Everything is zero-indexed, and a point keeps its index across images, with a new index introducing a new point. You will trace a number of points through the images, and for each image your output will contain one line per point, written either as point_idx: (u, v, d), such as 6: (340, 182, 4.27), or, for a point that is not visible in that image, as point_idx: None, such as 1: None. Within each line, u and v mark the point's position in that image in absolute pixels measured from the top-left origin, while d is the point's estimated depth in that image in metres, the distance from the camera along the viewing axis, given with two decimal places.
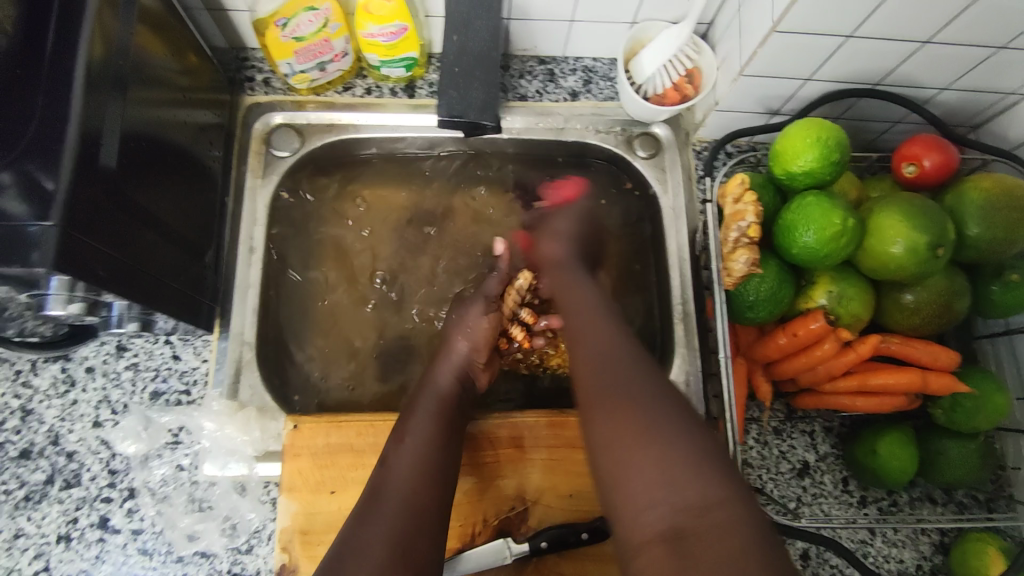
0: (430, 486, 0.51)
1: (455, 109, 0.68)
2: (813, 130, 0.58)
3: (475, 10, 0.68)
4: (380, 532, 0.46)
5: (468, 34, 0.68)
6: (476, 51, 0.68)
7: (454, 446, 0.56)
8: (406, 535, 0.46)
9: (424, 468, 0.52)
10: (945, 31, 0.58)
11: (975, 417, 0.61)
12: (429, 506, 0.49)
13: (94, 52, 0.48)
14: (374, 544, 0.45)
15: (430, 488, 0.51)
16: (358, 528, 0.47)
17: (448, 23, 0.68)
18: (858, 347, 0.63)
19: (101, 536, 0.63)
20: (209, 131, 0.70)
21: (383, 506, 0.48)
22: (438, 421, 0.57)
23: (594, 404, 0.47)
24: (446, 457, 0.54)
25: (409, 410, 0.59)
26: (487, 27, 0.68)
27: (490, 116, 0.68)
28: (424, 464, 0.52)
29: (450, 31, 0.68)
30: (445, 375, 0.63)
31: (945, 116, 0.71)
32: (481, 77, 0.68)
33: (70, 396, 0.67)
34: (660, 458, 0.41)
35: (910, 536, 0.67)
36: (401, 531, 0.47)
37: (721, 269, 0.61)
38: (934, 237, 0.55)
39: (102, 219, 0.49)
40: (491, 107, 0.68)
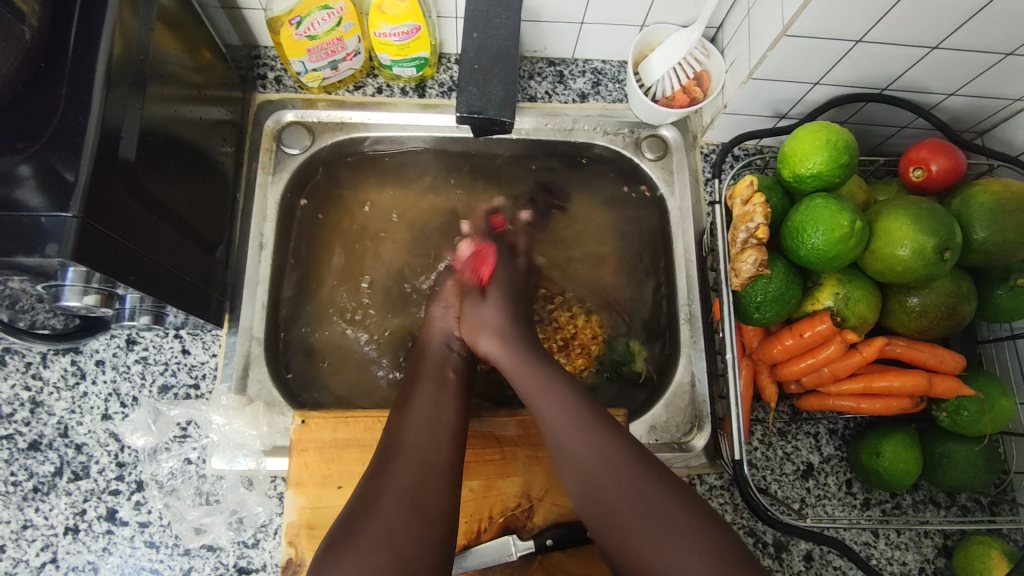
0: (443, 439, 0.54)
1: (475, 106, 0.67)
2: (822, 133, 0.59)
3: (494, 8, 0.68)
4: (397, 484, 0.49)
5: (488, 32, 0.68)
6: (496, 49, 0.68)
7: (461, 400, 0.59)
8: (419, 484, 0.50)
9: (434, 424, 0.55)
10: (954, 37, 0.58)
11: (979, 421, 0.62)
12: (440, 459, 0.52)
13: (115, 47, 0.48)
14: (390, 494, 0.49)
15: (443, 442, 0.53)
16: (373, 480, 0.50)
17: (468, 22, 0.68)
18: (863, 349, 0.63)
19: (108, 528, 0.63)
20: (221, 128, 0.71)
21: (395, 461, 0.51)
22: (445, 388, 0.59)
23: (591, 503, 0.49)
24: (458, 414, 0.57)
25: (415, 375, 0.61)
26: (507, 26, 0.68)
27: (509, 112, 0.67)
28: (435, 420, 0.55)
29: (470, 29, 0.69)
30: (434, 341, 0.66)
31: (951, 122, 0.71)
32: (500, 75, 0.68)
33: (80, 388, 0.67)
34: (670, 545, 0.44)
35: (913, 539, 0.67)
36: (415, 481, 0.50)
37: (729, 269, 0.62)
38: (941, 240, 0.56)
39: (119, 212, 0.49)
40: (510, 104, 0.68)
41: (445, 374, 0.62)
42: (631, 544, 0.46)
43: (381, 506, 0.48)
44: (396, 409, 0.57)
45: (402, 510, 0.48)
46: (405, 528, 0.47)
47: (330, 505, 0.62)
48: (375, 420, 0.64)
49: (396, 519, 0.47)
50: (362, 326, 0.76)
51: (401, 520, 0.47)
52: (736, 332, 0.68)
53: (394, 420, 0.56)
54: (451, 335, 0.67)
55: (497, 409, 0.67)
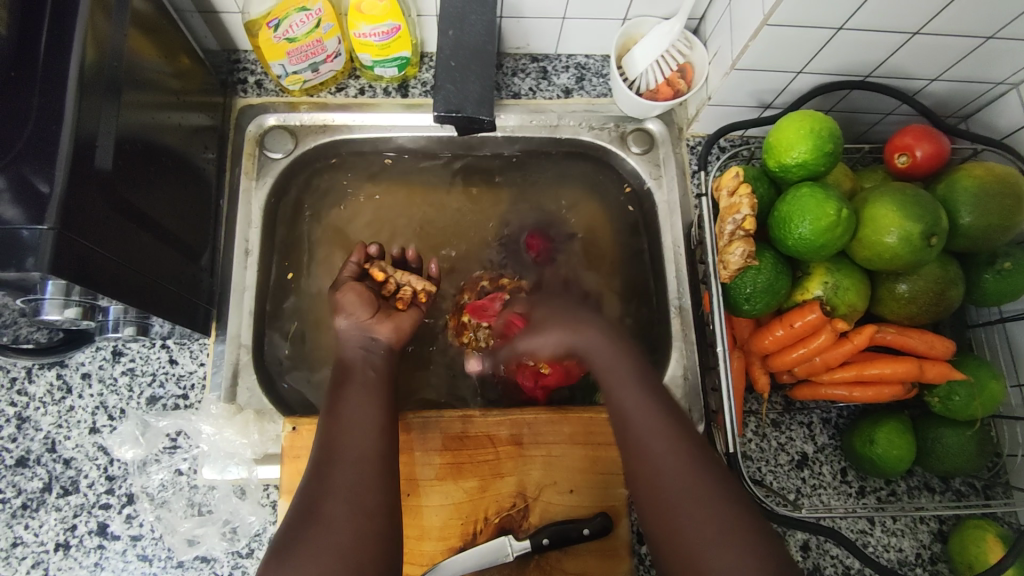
0: (373, 436, 0.55)
1: (452, 104, 0.66)
2: (806, 122, 0.58)
3: (471, 4, 0.67)
4: (338, 487, 0.50)
5: (464, 28, 0.66)
6: (473, 46, 0.66)
7: (387, 398, 0.60)
8: (359, 485, 0.51)
9: (363, 422, 0.56)
10: (935, 21, 0.58)
11: (970, 405, 0.62)
12: (375, 454, 0.53)
13: (88, 54, 0.48)
14: (331, 500, 0.49)
15: (374, 438, 0.55)
16: (312, 489, 0.50)
17: (443, 19, 0.66)
18: (853, 337, 0.63)
19: (100, 543, 0.63)
20: (202, 134, 0.70)
21: (335, 466, 0.52)
22: (369, 389, 0.60)
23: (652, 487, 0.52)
24: (385, 408, 0.58)
25: (340, 378, 0.61)
26: (482, 21, 0.67)
27: (488, 109, 0.67)
28: (361, 417, 0.56)
29: (446, 26, 0.67)
30: (350, 345, 0.65)
31: (935, 107, 0.71)
32: (475, 77, 0.67)
33: (66, 402, 0.66)
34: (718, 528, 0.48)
35: (909, 525, 0.67)
36: (353, 480, 0.51)
37: (717, 262, 0.61)
38: (927, 226, 0.56)
39: (99, 220, 0.48)
40: (487, 102, 0.67)
41: (369, 373, 0.62)
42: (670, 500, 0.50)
43: (324, 512, 0.48)
44: (325, 417, 0.57)
45: (346, 514, 0.48)
46: (348, 531, 0.48)
47: None
48: None
49: (340, 522, 0.48)
50: None
51: (347, 522, 0.48)
52: (727, 325, 0.67)
53: (323, 428, 0.56)
54: (367, 338, 0.65)
55: (489, 410, 0.67)
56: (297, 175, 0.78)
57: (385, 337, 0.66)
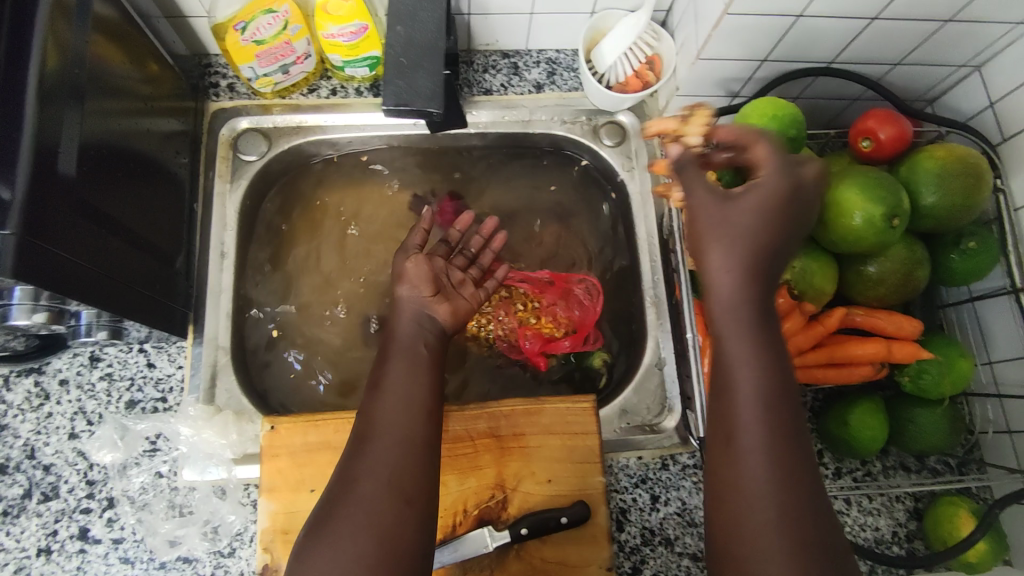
0: (419, 420, 0.53)
1: (403, 98, 0.64)
2: (768, 108, 0.59)
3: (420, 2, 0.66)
4: (373, 467, 0.50)
5: (413, 24, 0.65)
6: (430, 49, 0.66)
7: (435, 377, 0.56)
8: (395, 466, 0.50)
9: (408, 401, 0.53)
10: (892, 7, 0.59)
11: (940, 384, 0.62)
12: (416, 438, 0.51)
13: (48, 62, 0.48)
14: (367, 479, 0.49)
15: (418, 421, 0.52)
16: (351, 467, 0.50)
17: (392, 15, 0.66)
18: (824, 320, 0.65)
19: (81, 547, 0.63)
20: (173, 139, 0.70)
21: (370, 445, 0.51)
22: (414, 365, 0.56)
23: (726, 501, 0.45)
24: (432, 389, 0.55)
25: (384, 353, 0.58)
26: (434, 18, 0.66)
27: (439, 103, 0.64)
28: (406, 397, 0.54)
29: (394, 22, 0.66)
30: (405, 319, 0.61)
31: (900, 92, 0.72)
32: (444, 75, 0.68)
33: (44, 409, 0.66)
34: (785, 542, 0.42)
35: (885, 504, 0.68)
36: (395, 465, 0.50)
37: (685, 250, 0.62)
38: (889, 208, 0.56)
39: (65, 227, 0.49)
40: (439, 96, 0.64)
41: (419, 350, 0.58)
42: (728, 504, 0.44)
43: (359, 492, 0.49)
44: (368, 393, 0.55)
45: (384, 498, 0.48)
46: (385, 513, 0.48)
47: (304, 508, 0.62)
48: (345, 421, 0.64)
49: (373, 502, 0.48)
50: (329, 329, 0.76)
51: (385, 505, 0.48)
52: (699, 312, 0.68)
53: (366, 403, 0.54)
54: (424, 315, 0.61)
55: (466, 404, 0.67)
56: (272, 177, 0.78)
57: (442, 318, 0.62)
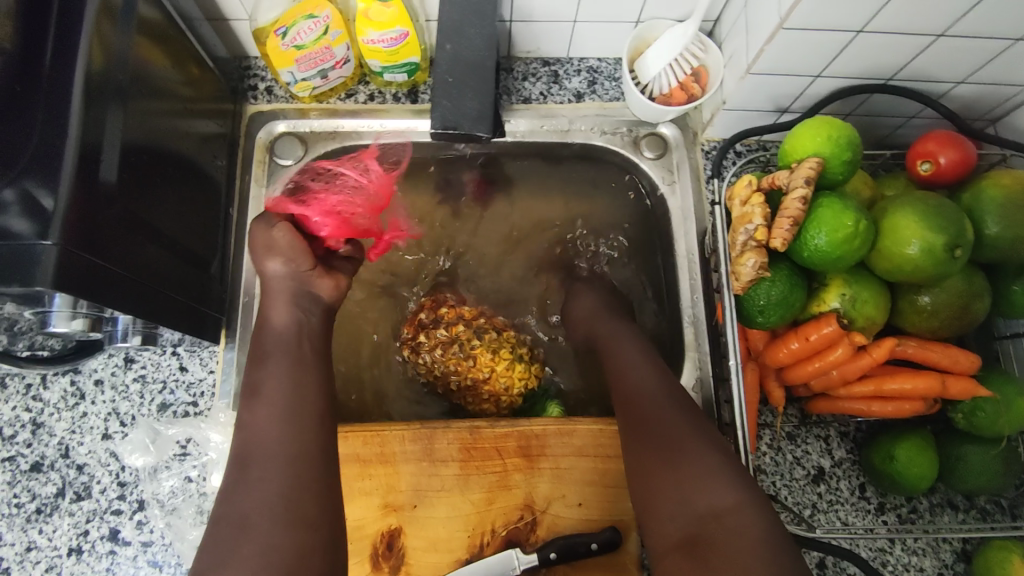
0: (308, 427, 0.49)
1: (449, 120, 0.62)
2: (822, 129, 0.56)
3: (467, 18, 0.65)
4: (264, 494, 0.45)
5: (461, 42, 0.64)
6: (469, 60, 0.64)
7: (325, 378, 0.54)
8: (286, 490, 0.45)
9: (296, 408, 0.50)
10: (961, 23, 0.56)
11: (996, 423, 0.59)
12: (307, 452, 0.48)
13: (93, 65, 0.48)
14: (259, 511, 0.44)
15: (308, 431, 0.49)
16: (236, 496, 0.45)
17: (442, 32, 0.65)
18: (873, 350, 0.61)
19: (112, 548, 0.63)
20: (212, 142, 0.70)
21: (255, 467, 0.47)
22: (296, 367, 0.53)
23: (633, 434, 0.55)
24: (325, 390, 0.53)
25: (261, 353, 0.54)
26: (481, 35, 0.65)
27: (487, 125, 0.63)
28: (291, 409, 0.50)
29: (444, 41, 0.65)
30: (274, 296, 0.58)
31: (961, 110, 0.69)
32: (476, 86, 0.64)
33: (79, 408, 0.67)
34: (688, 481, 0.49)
35: (931, 544, 0.65)
36: (285, 488, 0.46)
37: (729, 273, 0.59)
38: (950, 238, 0.53)
39: (104, 235, 0.48)
40: (488, 117, 0.63)
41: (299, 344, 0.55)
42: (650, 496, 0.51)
43: (253, 525, 0.44)
44: (245, 400, 0.51)
45: (274, 523, 0.44)
46: (285, 544, 0.43)
47: None
48: (374, 434, 0.64)
49: (271, 536, 0.43)
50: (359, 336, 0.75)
51: (280, 535, 0.43)
52: (740, 335, 0.66)
53: (244, 415, 0.50)
54: (302, 294, 0.58)
55: (496, 421, 0.66)
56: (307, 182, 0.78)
57: (330, 294, 0.60)
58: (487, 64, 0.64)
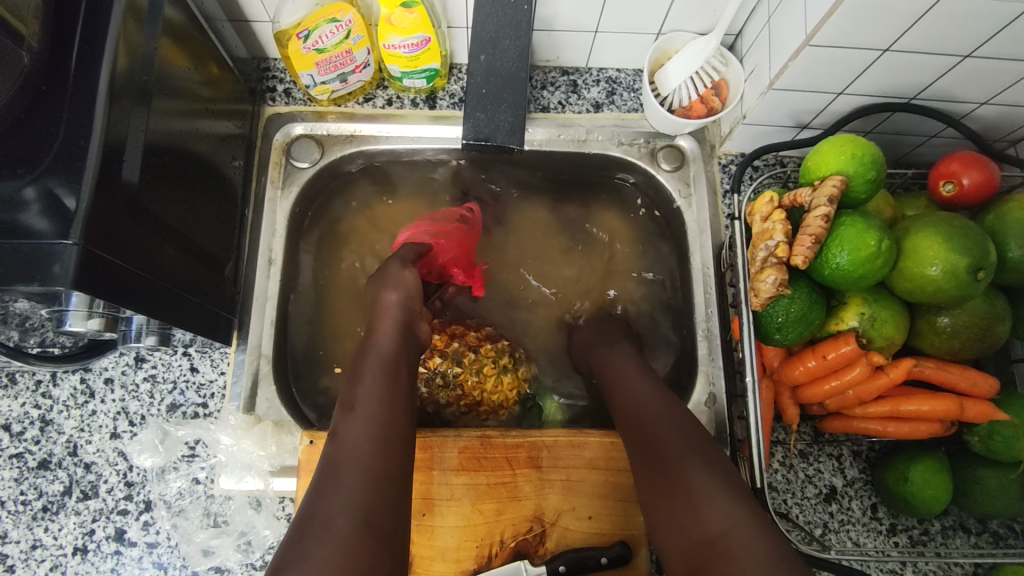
0: (396, 449, 0.48)
1: (482, 133, 0.69)
2: (847, 147, 0.56)
3: (503, 29, 0.67)
4: (348, 502, 0.43)
5: (496, 53, 0.67)
6: (502, 71, 0.67)
7: (411, 404, 0.53)
8: (371, 501, 0.44)
9: (385, 428, 0.49)
10: (988, 45, 0.55)
11: (1013, 447, 0.59)
12: (391, 471, 0.47)
13: (118, 65, 0.47)
14: (340, 517, 0.42)
15: (394, 450, 0.48)
16: (317, 500, 0.43)
17: (476, 43, 0.67)
18: (890, 371, 0.61)
19: (117, 549, 0.63)
20: (229, 143, 0.70)
21: (342, 473, 0.45)
22: (391, 381, 0.53)
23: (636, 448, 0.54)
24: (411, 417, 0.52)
25: (359, 368, 0.54)
26: (515, 46, 0.67)
27: (517, 139, 0.68)
28: (379, 423, 0.49)
29: (478, 50, 0.67)
30: (387, 320, 0.59)
31: (983, 131, 0.68)
32: (508, 98, 0.68)
33: (89, 406, 0.67)
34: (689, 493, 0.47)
35: (942, 567, 0.64)
36: (369, 499, 0.44)
37: (748, 289, 0.58)
38: (974, 260, 0.53)
39: (124, 235, 0.48)
40: (518, 131, 0.69)
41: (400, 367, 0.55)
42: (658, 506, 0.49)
43: (336, 527, 0.42)
44: (340, 413, 0.50)
45: (354, 533, 0.42)
46: (363, 552, 0.41)
47: None
48: None
49: (351, 542, 0.41)
50: None
51: (358, 543, 0.41)
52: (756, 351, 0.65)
53: (338, 426, 0.49)
54: (410, 330, 0.60)
55: (507, 431, 0.66)
56: (323, 185, 0.77)
57: (426, 331, 0.63)
58: (522, 76, 0.68)
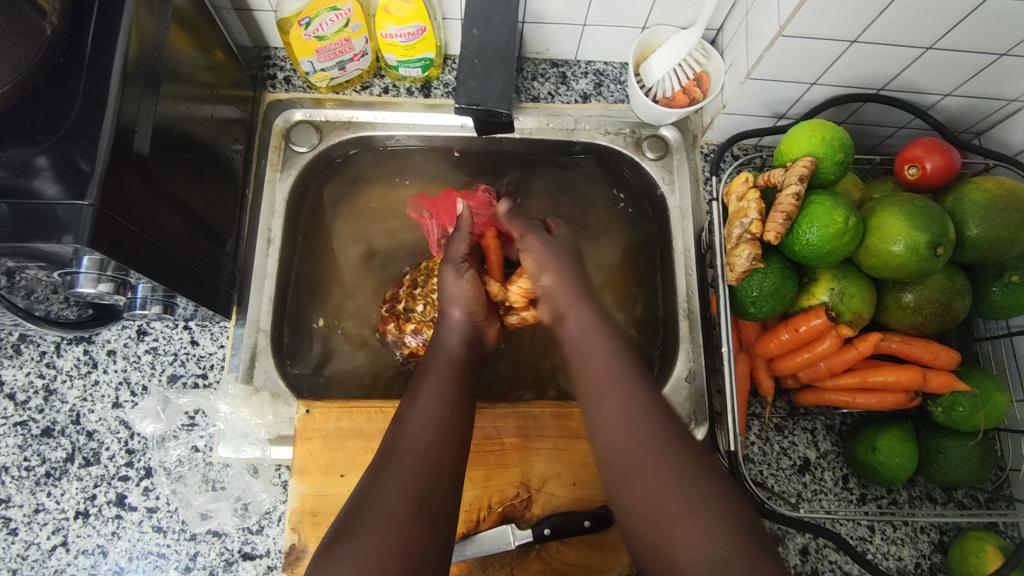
0: (451, 444, 0.50)
1: (474, 98, 0.68)
2: (816, 131, 0.60)
3: (496, 7, 0.69)
4: (400, 483, 0.46)
5: (488, 29, 0.69)
6: (496, 46, 0.68)
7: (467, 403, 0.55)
8: (424, 486, 0.47)
9: (442, 422, 0.52)
10: (947, 38, 0.59)
11: (973, 416, 0.62)
12: (447, 462, 0.49)
13: (131, 46, 0.50)
14: (392, 495, 0.46)
15: (449, 446, 0.50)
16: (372, 480, 0.47)
17: (468, 17, 0.69)
18: (858, 344, 0.65)
19: (117, 513, 0.65)
20: (232, 126, 0.73)
21: (396, 458, 0.48)
22: (452, 382, 0.56)
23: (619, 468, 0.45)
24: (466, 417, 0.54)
25: (425, 365, 0.58)
26: (506, 23, 0.69)
27: (507, 104, 0.68)
28: (439, 419, 0.52)
29: (470, 25, 0.69)
30: (450, 335, 0.60)
31: (948, 122, 0.72)
32: (500, 68, 0.68)
33: (92, 376, 0.69)
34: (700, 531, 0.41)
35: (909, 534, 0.67)
36: (422, 485, 0.47)
37: (724, 264, 0.62)
38: (933, 236, 0.57)
39: (135, 205, 0.51)
40: (509, 97, 0.68)
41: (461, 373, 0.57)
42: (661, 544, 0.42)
43: (386, 509, 0.45)
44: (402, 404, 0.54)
45: (402, 519, 0.44)
46: (407, 536, 0.44)
47: (333, 492, 0.63)
48: (378, 411, 0.66)
49: (400, 519, 0.44)
50: (365, 317, 0.78)
51: (408, 522, 0.44)
52: (734, 326, 0.69)
53: (395, 422, 0.52)
54: (473, 337, 0.61)
55: (496, 402, 0.68)
56: (321, 168, 0.80)
57: (489, 334, 0.64)
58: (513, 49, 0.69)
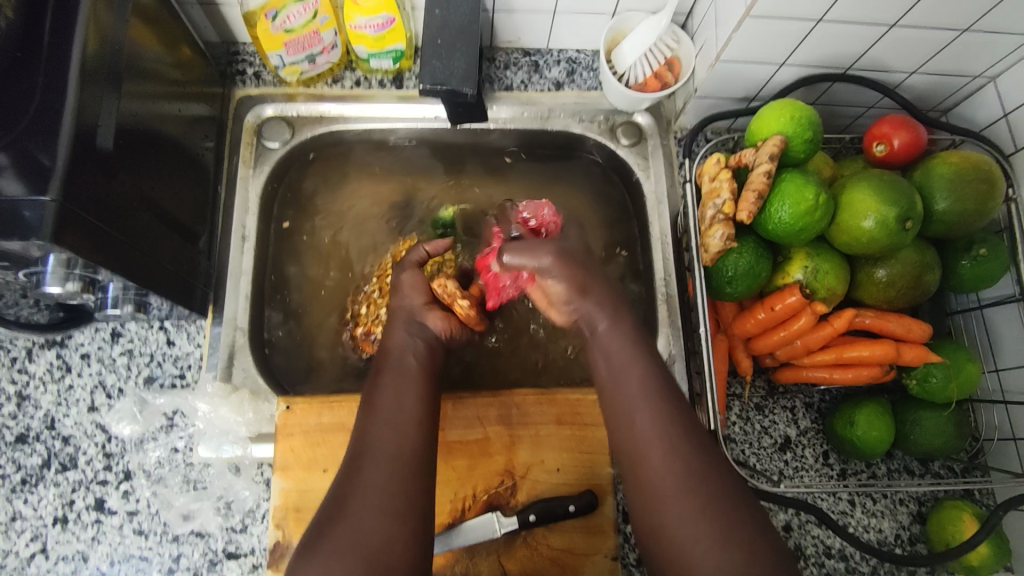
0: (410, 433, 0.51)
1: (438, 78, 0.68)
2: (785, 110, 0.60)
3: None
4: (369, 483, 0.47)
5: (449, 8, 0.69)
6: (457, 25, 0.68)
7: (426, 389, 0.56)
8: (391, 481, 0.47)
9: (402, 416, 0.52)
10: (910, 15, 0.60)
11: (946, 387, 0.63)
12: (410, 451, 0.50)
13: (90, 45, 0.49)
14: (363, 495, 0.46)
15: (410, 434, 0.51)
16: (343, 484, 0.47)
17: None
18: (833, 321, 0.66)
19: (97, 518, 0.64)
20: (201, 123, 0.72)
21: (365, 459, 0.49)
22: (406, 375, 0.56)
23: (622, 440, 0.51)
24: (425, 403, 0.54)
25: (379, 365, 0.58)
26: (468, 2, 0.69)
27: (473, 83, 0.68)
28: (402, 412, 0.52)
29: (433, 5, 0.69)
30: (397, 332, 0.61)
31: (915, 100, 0.73)
32: (463, 48, 0.68)
33: (65, 381, 0.68)
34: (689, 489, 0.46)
35: (889, 506, 0.68)
36: (389, 479, 0.47)
37: (699, 245, 0.63)
38: (902, 211, 0.57)
39: (101, 201, 0.50)
40: (474, 76, 0.68)
41: (410, 363, 0.57)
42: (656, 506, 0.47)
43: (353, 507, 0.45)
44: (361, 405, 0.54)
45: (369, 517, 0.45)
46: (375, 530, 0.44)
47: (317, 488, 0.63)
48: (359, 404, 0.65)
49: (371, 520, 0.45)
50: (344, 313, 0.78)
51: (378, 519, 0.45)
52: (711, 308, 0.70)
53: (360, 419, 0.52)
54: (413, 321, 0.61)
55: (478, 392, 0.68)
56: (295, 164, 0.80)
57: (437, 326, 0.61)
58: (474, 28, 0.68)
